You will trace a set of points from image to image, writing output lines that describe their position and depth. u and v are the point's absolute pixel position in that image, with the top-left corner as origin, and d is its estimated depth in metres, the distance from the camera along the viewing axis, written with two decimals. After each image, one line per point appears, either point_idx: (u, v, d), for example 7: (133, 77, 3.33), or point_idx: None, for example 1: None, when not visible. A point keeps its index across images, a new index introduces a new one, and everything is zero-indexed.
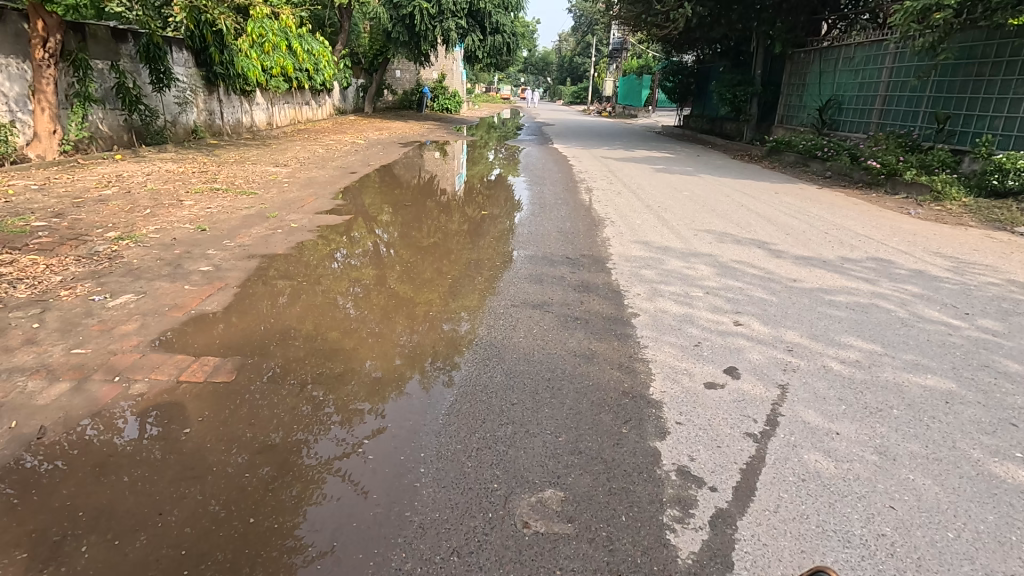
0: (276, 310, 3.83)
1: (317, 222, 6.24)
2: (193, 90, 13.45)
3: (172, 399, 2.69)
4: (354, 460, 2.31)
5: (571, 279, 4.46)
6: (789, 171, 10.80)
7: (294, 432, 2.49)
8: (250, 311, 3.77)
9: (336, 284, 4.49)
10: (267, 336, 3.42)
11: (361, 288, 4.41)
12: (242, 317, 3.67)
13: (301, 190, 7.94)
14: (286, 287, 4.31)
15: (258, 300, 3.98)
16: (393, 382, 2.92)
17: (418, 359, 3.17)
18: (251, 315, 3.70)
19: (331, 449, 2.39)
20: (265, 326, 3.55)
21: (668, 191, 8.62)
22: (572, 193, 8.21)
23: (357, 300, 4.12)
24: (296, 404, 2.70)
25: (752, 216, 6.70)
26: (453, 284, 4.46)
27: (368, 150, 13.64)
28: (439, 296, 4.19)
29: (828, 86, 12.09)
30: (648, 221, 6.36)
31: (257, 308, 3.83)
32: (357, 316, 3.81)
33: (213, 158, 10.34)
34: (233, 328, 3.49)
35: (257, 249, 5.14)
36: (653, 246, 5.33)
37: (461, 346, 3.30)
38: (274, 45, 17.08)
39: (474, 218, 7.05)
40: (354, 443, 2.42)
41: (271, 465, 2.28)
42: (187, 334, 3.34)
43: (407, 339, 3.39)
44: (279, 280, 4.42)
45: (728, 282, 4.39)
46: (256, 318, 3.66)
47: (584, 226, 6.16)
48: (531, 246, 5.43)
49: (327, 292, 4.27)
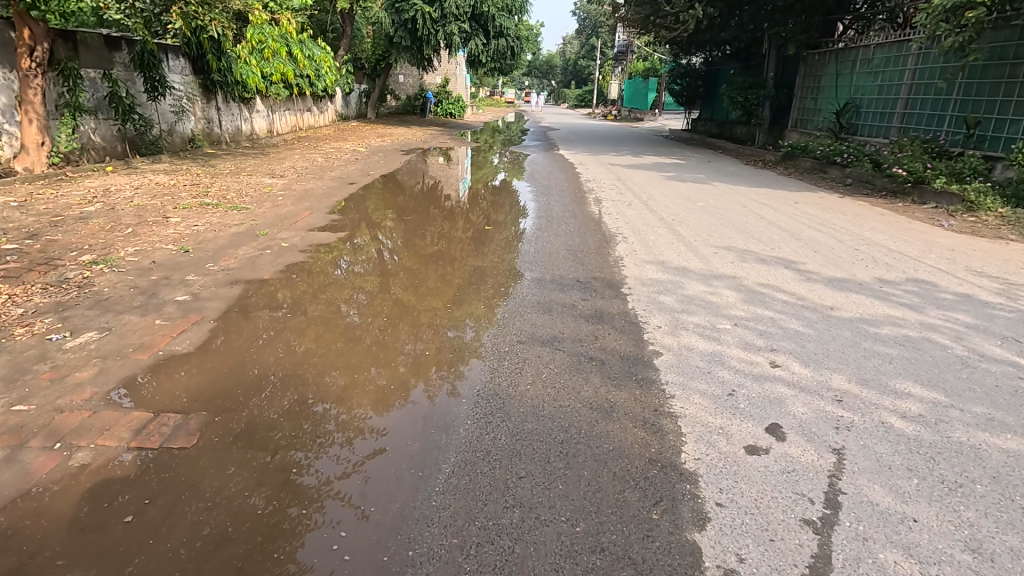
0: (261, 346, 3.45)
1: (310, 240, 5.85)
2: (190, 98, 13.13)
3: (172, 419, 2.63)
4: (354, 480, 2.28)
5: (583, 307, 4.04)
6: (806, 178, 10.35)
7: (292, 452, 2.45)
8: (229, 349, 3.37)
9: (325, 312, 4.08)
10: (248, 380, 3.04)
11: (351, 317, 4.01)
12: (222, 356, 3.29)
13: (295, 204, 7.56)
14: (270, 316, 3.91)
15: (238, 334, 3.59)
16: (398, 390, 2.97)
17: (423, 367, 3.22)
18: (232, 354, 3.32)
19: (333, 467, 2.35)
20: (244, 368, 3.16)
21: (682, 200, 8.18)
22: (581, 205, 7.78)
23: (348, 333, 3.71)
24: (296, 422, 2.67)
25: (773, 230, 6.27)
26: (454, 312, 4.06)
27: (369, 158, 13.28)
28: (438, 329, 3.77)
29: (846, 88, 11.62)
30: (664, 237, 5.93)
31: (239, 344, 3.44)
32: (346, 354, 3.40)
33: (207, 169, 9.99)
34: (209, 371, 3.11)
35: (242, 273, 4.75)
36: (671, 266, 4.91)
37: (459, 395, 2.89)
38: (274, 51, 16.78)
39: (477, 232, 6.65)
40: (354, 463, 2.38)
41: (269, 485, 2.25)
42: (166, 377, 3.01)
43: (411, 349, 3.46)
44: (265, 308, 4.03)
45: (757, 310, 3.97)
46: (236, 359, 3.26)
47: (595, 243, 5.74)
48: (538, 267, 5.00)
49: (314, 323, 3.85)
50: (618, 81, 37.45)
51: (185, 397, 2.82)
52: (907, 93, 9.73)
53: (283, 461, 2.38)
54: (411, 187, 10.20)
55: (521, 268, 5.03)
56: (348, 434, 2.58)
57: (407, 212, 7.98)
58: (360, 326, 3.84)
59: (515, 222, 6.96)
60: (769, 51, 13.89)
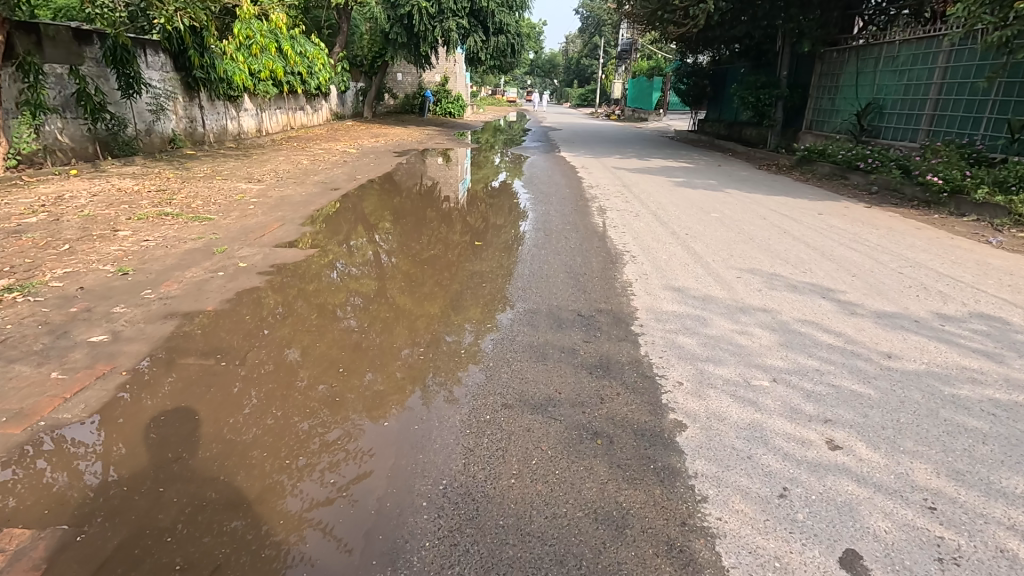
0: (218, 373, 3.11)
1: (275, 257, 5.16)
2: (171, 96, 12.43)
3: (146, 440, 2.54)
4: (340, 505, 2.13)
5: (585, 355, 3.29)
6: (826, 184, 9.63)
7: (273, 471, 2.35)
8: (178, 381, 3.01)
9: (275, 349, 3.47)
10: (214, 405, 2.81)
11: (299, 366, 3.27)
12: (183, 380, 3.03)
13: (269, 213, 6.90)
14: (222, 346, 3.43)
15: (185, 366, 3.16)
16: (395, 395, 2.92)
17: (418, 374, 3.15)
18: (188, 382, 3.01)
19: (318, 490, 2.23)
20: (187, 407, 2.78)
21: (694, 210, 7.46)
22: (584, 215, 7.07)
23: (301, 376, 3.14)
24: (284, 431, 2.62)
25: (800, 247, 5.56)
26: (429, 355, 3.36)
27: (360, 160, 12.58)
28: (407, 383, 3.05)
29: (867, 88, 10.89)
30: (678, 257, 5.21)
31: (189, 375, 3.07)
32: (310, 382, 3.09)
33: (180, 172, 9.26)
34: (159, 402, 2.81)
35: (181, 303, 4.03)
36: (689, 296, 4.22)
37: (419, 492, 2.18)
38: (263, 47, 16.07)
39: (467, 245, 5.97)
40: (337, 487, 2.24)
41: (252, 501, 2.17)
42: (139, 395, 2.85)
43: (409, 355, 3.40)
44: (223, 332, 3.61)
45: (794, 354, 3.29)
46: (184, 393, 2.91)
47: (599, 265, 4.99)
48: (532, 296, 4.26)
49: (266, 359, 3.33)
50: (621, 79, 36.53)
51: (160, 415, 2.71)
52: (937, 93, 9.02)
53: (263, 482, 2.28)
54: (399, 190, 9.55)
55: (509, 296, 4.30)
56: (330, 458, 2.42)
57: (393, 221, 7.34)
58: (329, 346, 3.53)
59: (510, 235, 6.26)
60: (783, 47, 13.15)
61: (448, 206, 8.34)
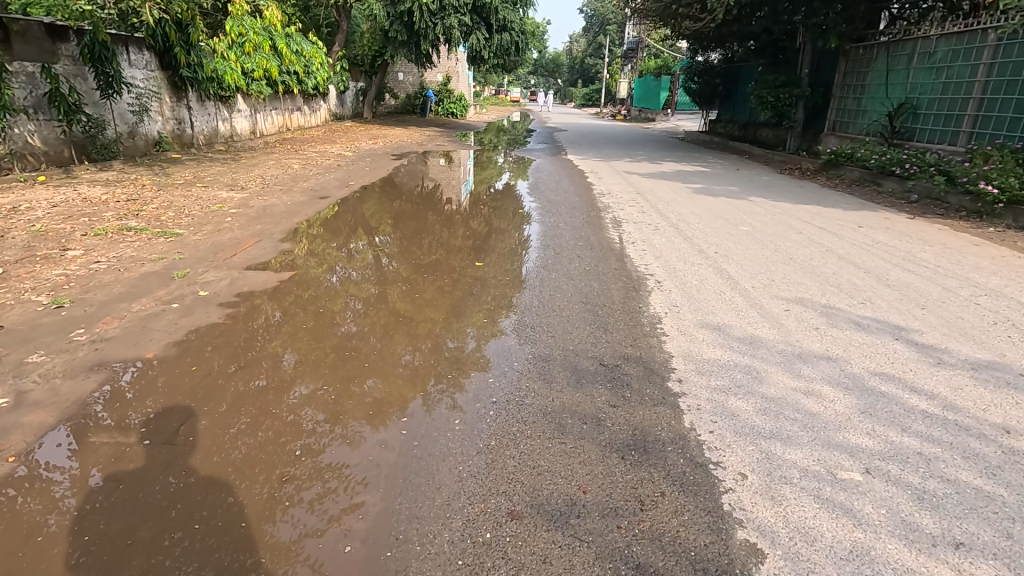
0: (200, 394, 2.90)
1: (243, 283, 4.46)
2: (155, 96, 11.75)
3: (129, 462, 2.37)
4: (334, 533, 2.00)
5: (616, 432, 2.55)
6: (857, 191, 8.94)
7: (272, 476, 2.31)
8: (158, 402, 2.81)
9: (256, 369, 3.20)
10: (198, 428, 2.62)
11: (257, 424, 2.66)
12: (164, 400, 2.84)
13: (248, 226, 6.22)
14: (204, 364, 3.19)
15: (166, 386, 2.96)
16: (394, 401, 2.85)
17: (420, 379, 3.09)
18: (170, 402, 2.82)
19: (310, 516, 2.08)
20: (164, 435, 2.57)
21: (719, 222, 6.70)
22: (597, 228, 6.34)
23: (282, 397, 2.91)
24: (282, 438, 2.56)
25: (847, 269, 4.88)
26: (426, 370, 3.17)
27: (356, 163, 11.92)
28: (383, 465, 2.36)
29: (899, 86, 10.15)
30: (712, 283, 4.48)
31: (173, 394, 2.88)
32: (300, 398, 2.91)
33: (158, 179, 8.57)
34: (141, 424, 2.63)
35: (124, 342, 3.38)
36: (733, 339, 3.50)
37: None
38: (256, 45, 15.41)
39: (466, 264, 5.26)
40: (328, 514, 2.08)
41: (251, 506, 2.14)
42: (120, 416, 2.68)
43: (409, 361, 3.30)
44: (207, 347, 3.40)
45: (882, 427, 2.57)
46: (164, 416, 2.71)
47: (620, 295, 4.23)
48: (542, 337, 3.53)
49: (249, 378, 3.09)
50: (627, 80, 35.66)
51: (147, 431, 2.59)
52: (980, 92, 8.34)
53: (261, 487, 2.23)
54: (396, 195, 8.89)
55: (512, 337, 3.56)
56: (320, 483, 2.26)
57: (390, 231, 6.75)
58: (330, 351, 3.46)
59: (515, 253, 5.53)
60: (805, 43, 12.41)
61: (448, 213, 7.68)
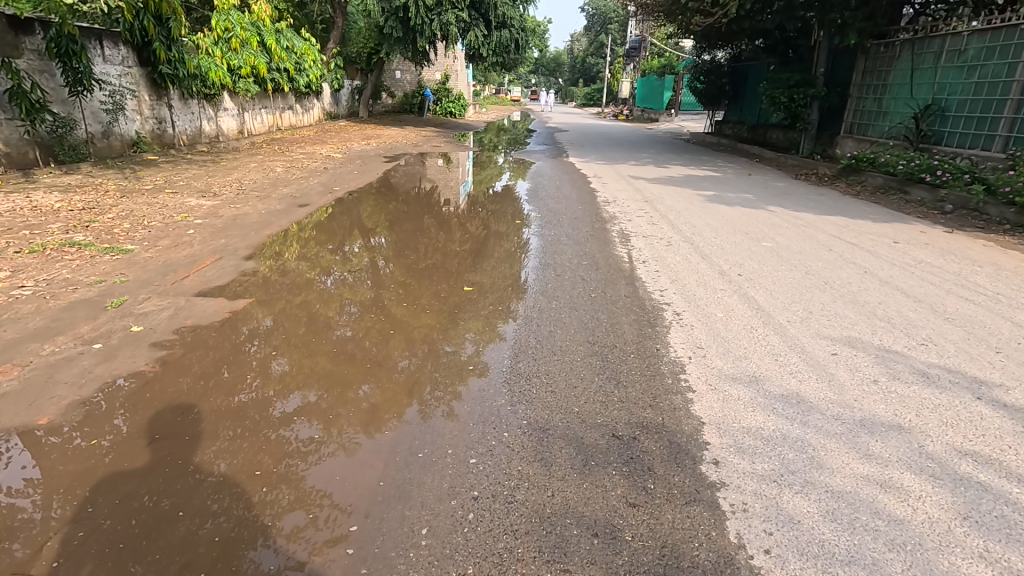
0: (178, 411, 2.75)
1: (187, 314, 3.78)
2: (131, 94, 11.07)
3: (102, 486, 2.24)
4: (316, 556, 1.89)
5: (638, 552, 1.89)
6: (880, 198, 8.33)
7: (258, 487, 2.24)
8: (132, 420, 2.66)
9: (246, 375, 3.13)
10: (176, 449, 2.48)
11: (236, 440, 2.54)
12: (140, 417, 2.69)
13: (211, 239, 5.54)
14: (184, 378, 3.03)
15: (142, 401, 2.81)
16: (391, 407, 2.81)
17: (416, 385, 3.03)
18: (146, 420, 2.67)
19: (292, 530, 2.01)
20: (136, 455, 2.42)
21: (738, 236, 6.02)
22: (602, 243, 5.68)
23: (265, 414, 2.77)
24: (269, 448, 2.49)
25: (895, 297, 4.22)
26: (424, 376, 3.11)
27: (345, 165, 11.26)
28: (359, 501, 2.15)
29: (925, 86, 9.47)
30: (739, 317, 3.82)
31: (150, 411, 2.74)
32: (288, 412, 2.80)
33: (125, 183, 7.90)
34: (116, 442, 2.50)
35: (32, 394, 2.79)
36: (777, 398, 2.83)
37: None
38: (243, 41, 14.72)
39: (454, 286, 4.60)
40: (314, 530, 2.00)
41: (237, 516, 2.08)
42: (92, 436, 2.53)
43: (405, 365, 3.22)
44: (187, 358, 3.24)
45: (997, 545, 1.90)
46: (143, 429, 2.60)
47: (632, 333, 3.56)
48: (541, 395, 2.85)
49: (234, 392, 2.96)
50: (630, 79, 34.73)
51: (126, 442, 2.50)
52: (1018, 93, 7.69)
53: (249, 495, 2.20)
54: (384, 202, 8.22)
55: (502, 391, 2.90)
56: (307, 491, 2.21)
57: (374, 242, 6.15)
58: (321, 357, 3.37)
59: (510, 274, 4.85)
60: (821, 40, 11.73)
61: (443, 219, 7.29)
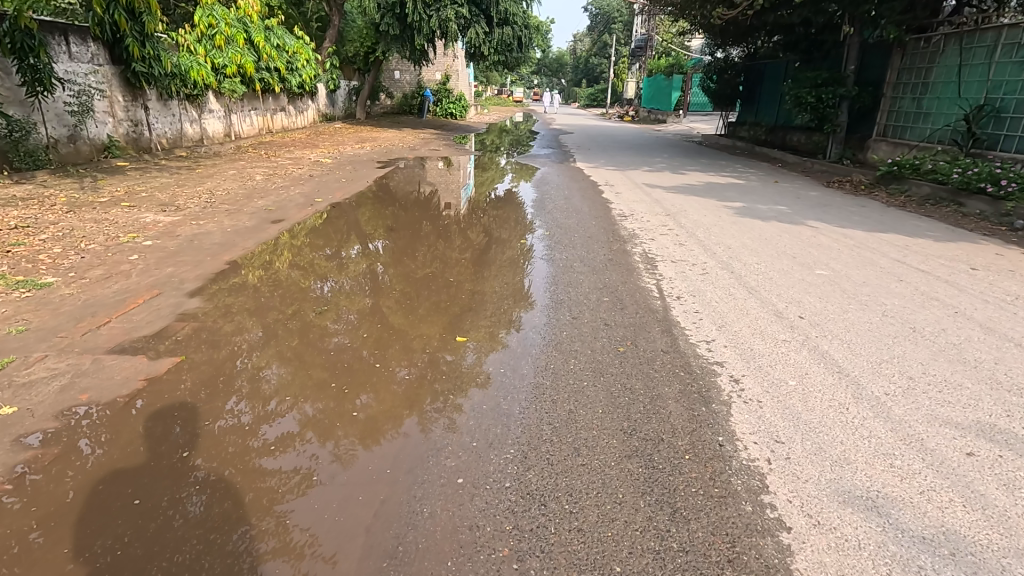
0: (153, 441, 2.48)
1: (83, 386, 2.83)
2: (101, 94, 10.14)
3: (60, 529, 1.97)
4: None
5: None
6: (931, 210, 7.40)
7: (246, 520, 2.04)
8: (101, 452, 2.38)
9: (236, 391, 2.93)
10: (147, 485, 2.20)
11: (222, 466, 2.33)
12: (111, 449, 2.42)
13: (155, 268, 4.59)
14: (163, 403, 2.76)
15: (124, 420, 2.60)
16: (389, 417, 2.67)
17: (415, 398, 2.84)
18: (121, 448, 2.42)
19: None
20: (120, 478, 2.24)
21: (786, 261, 5.05)
22: (625, 272, 4.74)
23: (248, 441, 2.51)
24: (257, 476, 2.28)
25: (1014, 353, 3.26)
26: (423, 388, 2.93)
27: (334, 171, 10.36)
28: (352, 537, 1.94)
29: (975, 84, 8.55)
30: (820, 387, 2.89)
31: (121, 442, 2.46)
32: (279, 430, 2.60)
33: (78, 195, 6.98)
34: (98, 461, 2.33)
35: None
36: (916, 542, 1.90)
37: None
38: (229, 38, 13.81)
39: (445, 335, 3.59)
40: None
41: (220, 550, 1.89)
42: (52, 473, 2.25)
43: (404, 375, 3.06)
44: (165, 381, 2.96)
45: None
46: (125, 448, 2.42)
47: (682, 422, 2.60)
48: (566, 541, 1.91)
49: (214, 417, 2.68)
50: (636, 79, 33.52)
51: (107, 463, 2.32)
52: None
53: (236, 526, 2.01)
54: (380, 211, 7.34)
55: (507, 530, 1.96)
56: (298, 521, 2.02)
57: (357, 261, 5.31)
58: (314, 368, 3.16)
59: (510, 315, 3.86)
60: (851, 36, 10.79)
61: (443, 224, 6.77)
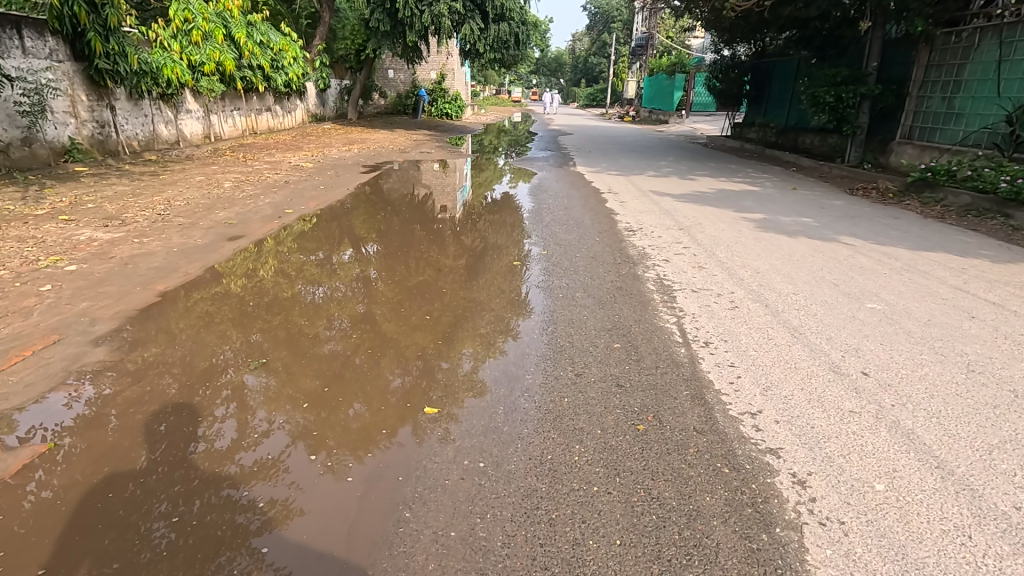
0: (118, 466, 2.20)
1: None
2: (59, 92, 9.31)
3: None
4: None
5: None
6: (971, 221, 6.66)
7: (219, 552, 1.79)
8: (53, 485, 2.08)
9: (207, 412, 2.58)
10: (107, 519, 1.92)
11: (194, 493, 2.06)
12: (66, 480, 2.12)
13: (65, 303, 3.74)
14: (128, 422, 2.47)
15: (85, 446, 2.31)
16: (382, 425, 2.50)
17: (411, 404, 2.67)
18: (77, 479, 2.12)
19: None
20: (73, 513, 1.95)
21: (830, 292, 4.22)
22: (637, 306, 3.93)
23: (222, 467, 2.22)
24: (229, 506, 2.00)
25: None
26: (422, 394, 2.75)
27: (315, 177, 9.55)
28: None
29: (1017, 82, 7.80)
30: (921, 496, 2.08)
31: (77, 472, 2.16)
32: (257, 452, 2.32)
33: (12, 207, 6.12)
34: (49, 495, 2.03)
35: None
36: None
37: None
38: (207, 34, 12.90)
39: (424, 369, 2.99)
40: None
41: None
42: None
43: (398, 383, 2.84)
44: (131, 398, 2.66)
45: None
46: (83, 478, 2.12)
47: (739, 566, 1.79)
48: None
49: (182, 440, 2.37)
50: (636, 79, 32.62)
51: (61, 495, 2.03)
52: None
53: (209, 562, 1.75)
54: (368, 216, 6.59)
55: None
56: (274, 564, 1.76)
57: (332, 275, 4.56)
58: (303, 376, 2.91)
59: (504, 334, 3.42)
60: (872, 30, 9.97)
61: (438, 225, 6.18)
